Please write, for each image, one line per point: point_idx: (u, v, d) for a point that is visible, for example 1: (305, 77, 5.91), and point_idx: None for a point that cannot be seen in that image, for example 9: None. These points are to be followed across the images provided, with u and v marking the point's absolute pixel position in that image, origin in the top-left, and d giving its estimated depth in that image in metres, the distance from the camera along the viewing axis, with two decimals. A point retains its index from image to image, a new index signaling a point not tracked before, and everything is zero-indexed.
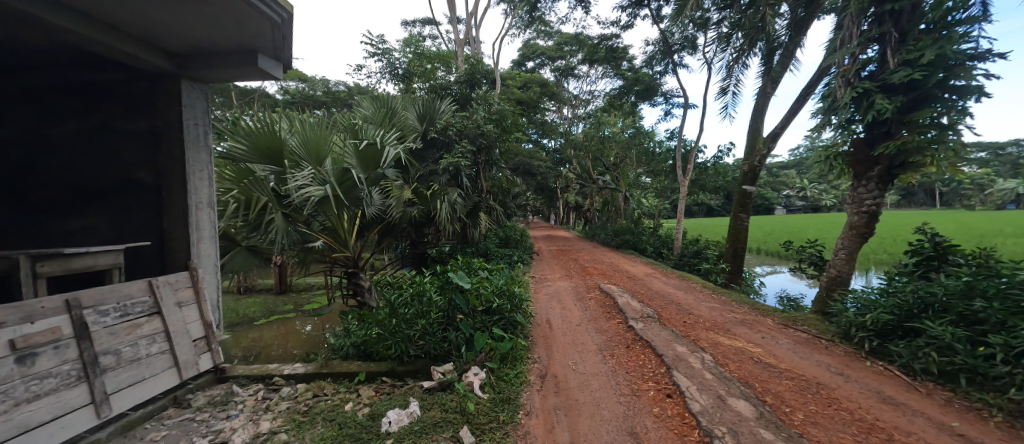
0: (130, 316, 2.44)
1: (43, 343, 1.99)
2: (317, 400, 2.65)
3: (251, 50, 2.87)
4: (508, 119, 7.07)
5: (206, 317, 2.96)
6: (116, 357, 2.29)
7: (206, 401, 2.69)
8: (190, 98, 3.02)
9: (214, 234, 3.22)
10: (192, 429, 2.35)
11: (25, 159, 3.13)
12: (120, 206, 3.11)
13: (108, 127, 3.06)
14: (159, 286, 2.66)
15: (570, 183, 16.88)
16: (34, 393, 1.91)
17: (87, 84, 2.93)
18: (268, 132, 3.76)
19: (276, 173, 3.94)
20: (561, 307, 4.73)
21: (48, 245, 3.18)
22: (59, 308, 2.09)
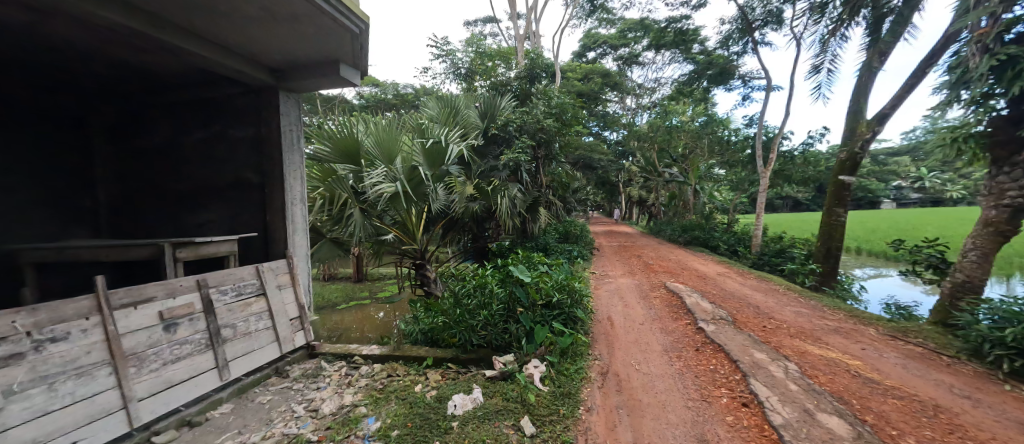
0: (243, 296, 2.86)
1: (181, 315, 2.42)
2: (390, 380, 2.88)
3: (334, 60, 3.17)
4: (569, 112, 6.97)
5: (300, 299, 3.37)
6: (232, 331, 2.71)
7: (300, 372, 3.06)
8: (286, 107, 3.45)
9: (305, 226, 3.63)
10: (289, 396, 2.70)
11: (163, 164, 3.75)
12: (232, 202, 3.59)
13: (224, 135, 3.55)
14: (265, 271, 3.08)
15: (634, 177, 16.17)
16: (176, 356, 2.34)
17: (212, 99, 3.48)
18: (347, 135, 4.16)
19: (354, 171, 4.32)
20: (624, 304, 4.58)
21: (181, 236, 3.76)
22: (193, 287, 2.53)
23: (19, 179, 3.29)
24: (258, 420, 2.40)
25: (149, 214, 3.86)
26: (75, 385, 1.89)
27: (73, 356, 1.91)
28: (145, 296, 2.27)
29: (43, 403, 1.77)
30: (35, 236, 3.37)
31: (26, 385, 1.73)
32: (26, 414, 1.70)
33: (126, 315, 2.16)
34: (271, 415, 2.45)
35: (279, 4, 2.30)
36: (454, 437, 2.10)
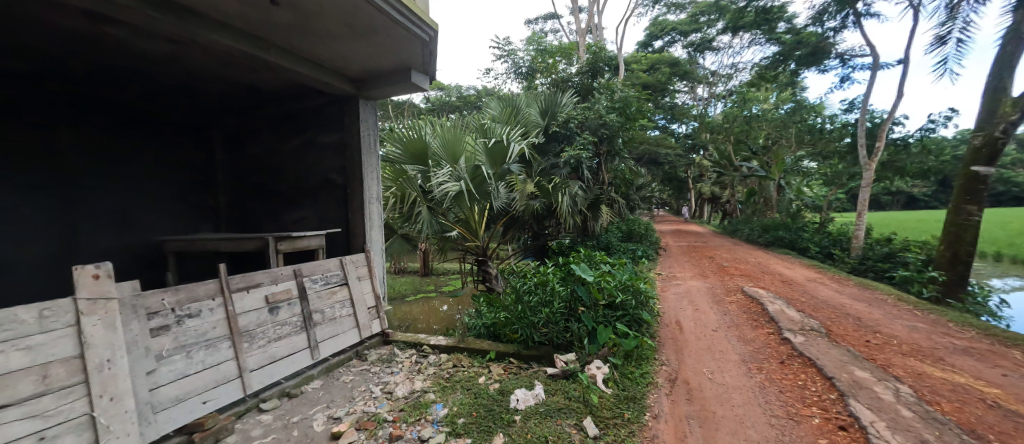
0: (329, 285, 3.20)
1: (281, 300, 2.78)
2: (456, 370, 3.03)
3: (407, 68, 3.39)
4: (633, 106, 6.69)
5: (376, 290, 3.67)
6: (321, 315, 3.05)
7: (377, 357, 3.34)
8: (365, 114, 3.77)
9: (381, 223, 3.94)
10: (368, 378, 2.96)
11: (262, 168, 4.20)
12: (319, 201, 3.94)
13: (312, 141, 3.92)
14: (347, 263, 3.41)
15: (705, 172, 15.02)
16: (278, 335, 2.70)
17: (304, 109, 3.91)
18: (416, 137, 4.44)
19: (422, 172, 4.58)
20: (694, 308, 4.29)
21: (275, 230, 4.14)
22: (291, 275, 2.89)
23: (162, 184, 3.98)
24: (343, 397, 2.67)
25: (258, 215, 4.29)
26: (205, 354, 2.27)
27: (204, 330, 2.29)
28: (254, 282, 2.65)
29: (183, 368, 2.15)
30: (172, 232, 4.03)
31: (172, 352, 2.12)
32: (171, 376, 2.09)
33: (241, 297, 2.53)
34: (353, 394, 2.71)
35: (360, 19, 2.52)
36: (518, 431, 2.14)
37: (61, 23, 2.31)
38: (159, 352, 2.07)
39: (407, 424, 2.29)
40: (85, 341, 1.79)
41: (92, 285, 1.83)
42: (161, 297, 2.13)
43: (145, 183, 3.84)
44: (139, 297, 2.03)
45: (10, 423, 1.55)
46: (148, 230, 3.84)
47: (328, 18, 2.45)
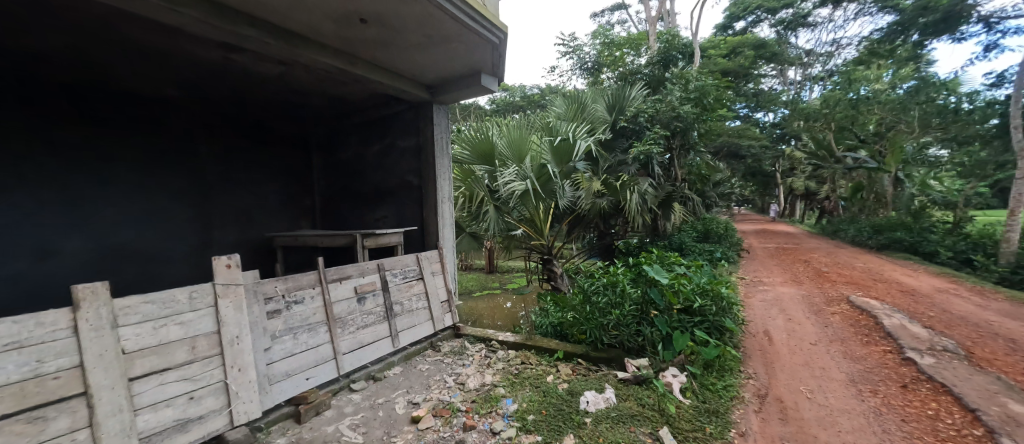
0: (407, 279, 3.44)
1: (367, 291, 3.06)
2: (524, 367, 3.07)
3: (477, 71, 3.51)
4: (711, 95, 6.19)
5: (447, 285, 3.86)
6: (400, 307, 3.30)
7: (449, 349, 3.52)
8: (438, 118, 3.98)
9: (452, 221, 4.14)
10: (442, 368, 3.13)
11: (348, 172, 4.63)
12: (398, 201, 4.25)
13: (392, 145, 4.24)
14: (423, 259, 3.64)
15: (797, 165, 13.34)
16: (364, 323, 2.98)
17: (385, 116, 4.24)
18: (483, 138, 4.58)
19: (488, 172, 4.71)
20: (786, 318, 3.84)
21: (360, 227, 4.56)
22: (375, 269, 3.17)
23: (273, 186, 4.57)
24: (420, 384, 2.85)
25: (347, 214, 4.70)
26: (308, 336, 2.58)
27: (306, 315, 2.61)
28: (345, 274, 2.95)
29: (291, 347, 2.48)
30: (280, 228, 4.62)
31: (282, 332, 2.45)
32: (282, 353, 2.41)
33: (335, 288, 2.84)
34: (429, 382, 2.89)
35: (436, 28, 2.66)
36: (589, 433, 2.11)
37: (199, 54, 2.77)
38: (272, 332, 2.40)
39: (480, 415, 2.38)
40: (219, 319, 2.14)
41: (225, 272, 2.19)
42: (274, 285, 2.47)
43: (260, 185, 4.44)
44: (258, 284, 2.38)
45: (168, 383, 1.91)
46: (262, 226, 4.45)
47: (407, 30, 2.63)
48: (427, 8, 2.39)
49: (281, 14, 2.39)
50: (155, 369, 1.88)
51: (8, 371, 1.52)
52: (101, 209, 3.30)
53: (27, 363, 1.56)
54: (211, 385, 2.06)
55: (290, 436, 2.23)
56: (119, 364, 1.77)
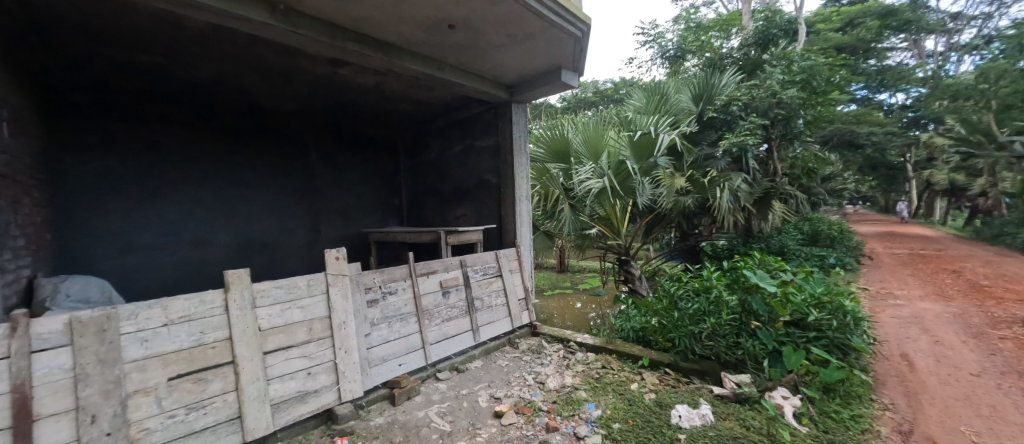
0: (487, 276, 3.55)
1: (451, 286, 3.21)
2: (606, 371, 2.96)
3: (557, 67, 3.47)
4: (823, 76, 5.37)
5: (524, 283, 3.89)
6: (480, 302, 3.40)
7: (526, 347, 3.53)
8: (517, 117, 4.02)
9: (529, 220, 4.16)
10: (521, 366, 3.15)
11: (432, 172, 4.90)
12: (477, 199, 4.38)
13: (471, 145, 4.38)
14: (502, 257, 3.71)
15: (936, 154, 11.02)
16: (448, 316, 3.12)
17: (466, 118, 4.40)
18: (558, 136, 4.52)
19: (563, 169, 4.62)
20: (931, 340, 3.16)
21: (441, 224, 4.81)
22: (458, 265, 3.31)
23: (367, 186, 5.03)
24: (501, 379, 2.90)
25: (430, 212, 4.99)
26: (401, 325, 2.78)
27: (399, 306, 2.81)
28: (432, 269, 3.11)
29: (387, 334, 2.68)
30: (373, 225, 5.06)
31: (380, 320, 2.66)
32: (379, 340, 2.63)
33: (423, 281, 3.03)
34: (509, 378, 2.92)
35: (520, 27, 2.68)
36: None
37: (313, 70, 3.13)
38: (371, 320, 2.62)
39: (562, 417, 2.34)
40: (330, 305, 2.40)
41: (334, 264, 2.45)
42: (373, 277, 2.71)
43: (357, 186, 4.91)
44: (360, 275, 2.62)
45: (292, 359, 2.19)
46: (359, 223, 4.91)
47: (492, 31, 2.69)
48: (512, 8, 2.41)
49: (381, 27, 2.59)
50: (282, 346, 2.17)
51: (182, 339, 1.86)
52: (238, 208, 3.92)
53: (194, 333, 1.90)
54: (324, 364, 2.31)
55: (386, 416, 2.39)
56: (256, 340, 2.06)
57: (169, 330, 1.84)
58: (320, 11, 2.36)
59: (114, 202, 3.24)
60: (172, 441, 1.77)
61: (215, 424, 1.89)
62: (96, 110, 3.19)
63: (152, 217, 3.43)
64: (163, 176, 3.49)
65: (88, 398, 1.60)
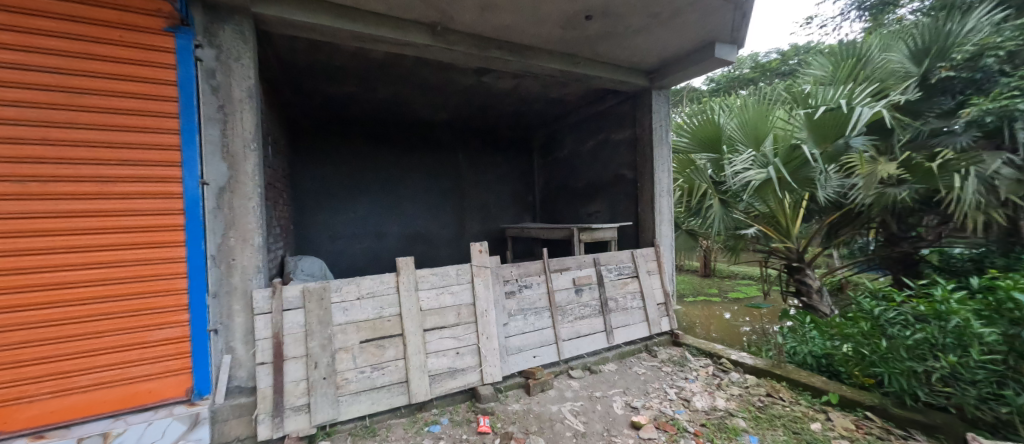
0: (623, 276, 3.36)
1: (584, 284, 3.15)
2: (772, 402, 2.45)
3: (710, 42, 3.03)
4: None
5: (665, 286, 3.55)
6: (615, 303, 3.25)
7: (667, 357, 3.22)
8: (658, 104, 3.69)
9: (671, 218, 3.78)
10: (661, 377, 2.88)
11: (564, 169, 4.92)
12: (612, 195, 4.19)
13: (606, 139, 4.21)
14: (639, 256, 3.47)
15: None
16: (581, 314, 3.08)
17: (600, 112, 4.26)
18: (708, 122, 3.86)
19: (713, 160, 3.98)
20: None
21: (573, 221, 4.77)
22: (591, 263, 3.23)
23: (504, 185, 5.38)
24: (637, 388, 2.71)
25: (562, 208, 5.02)
26: (535, 319, 2.87)
27: (534, 300, 2.90)
28: (565, 266, 3.12)
29: (522, 326, 2.80)
30: (509, 221, 5.39)
31: (516, 311, 2.80)
32: (516, 330, 2.77)
33: (557, 277, 3.06)
34: (647, 388, 2.70)
35: (666, 3, 2.42)
36: None
37: (461, 81, 3.48)
38: (509, 310, 2.78)
39: None
40: (474, 294, 2.63)
41: (478, 256, 2.68)
42: (511, 270, 2.87)
43: (496, 185, 5.30)
44: (500, 268, 2.81)
45: (445, 338, 2.48)
46: (497, 219, 5.30)
47: (633, 13, 2.50)
48: None
49: (520, 31, 2.70)
50: (437, 326, 2.48)
51: (368, 311, 2.31)
52: (405, 205, 4.67)
53: (376, 307, 2.33)
54: (469, 346, 2.55)
55: (522, 404, 2.48)
56: (419, 318, 2.42)
57: (360, 303, 2.30)
58: (469, 26, 2.59)
59: (326, 201, 4.23)
60: (362, 392, 2.21)
61: (390, 383, 2.29)
62: (316, 132, 4.20)
63: (348, 213, 4.36)
64: (355, 181, 4.40)
65: (313, 348, 2.14)
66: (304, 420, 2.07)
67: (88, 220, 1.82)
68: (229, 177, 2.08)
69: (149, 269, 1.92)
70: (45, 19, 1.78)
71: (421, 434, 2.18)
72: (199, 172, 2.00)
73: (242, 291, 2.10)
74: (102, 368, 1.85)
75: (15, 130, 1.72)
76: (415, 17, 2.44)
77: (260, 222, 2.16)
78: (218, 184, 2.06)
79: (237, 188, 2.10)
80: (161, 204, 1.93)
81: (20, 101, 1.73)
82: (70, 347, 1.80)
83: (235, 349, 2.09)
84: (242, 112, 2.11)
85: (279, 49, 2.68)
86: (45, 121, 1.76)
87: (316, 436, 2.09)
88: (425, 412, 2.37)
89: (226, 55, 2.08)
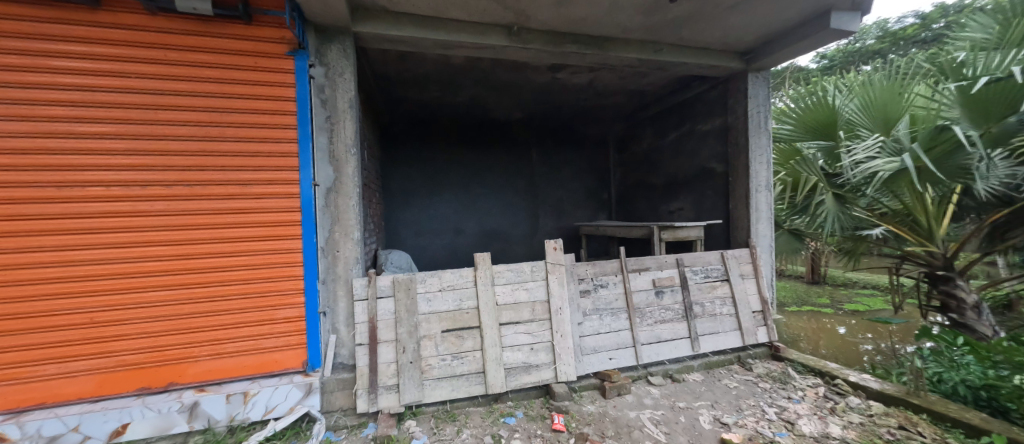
0: (710, 279, 3.08)
1: (666, 286, 2.96)
2: (908, 438, 2.04)
3: (824, 11, 2.62)
4: None
5: (763, 293, 3.17)
6: (701, 309, 3.00)
7: (764, 371, 2.87)
8: (755, 88, 3.29)
9: (770, 215, 3.36)
10: (757, 393, 2.58)
11: (643, 164, 4.67)
12: (698, 191, 3.86)
13: (692, 130, 3.88)
14: (729, 258, 3.16)
15: None
16: (662, 318, 2.89)
17: (685, 101, 3.95)
18: (819, 104, 3.28)
19: (825, 149, 3.40)
20: None
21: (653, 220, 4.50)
22: (674, 263, 3.02)
23: (578, 182, 5.30)
24: (728, 402, 2.47)
25: (640, 206, 4.77)
26: (611, 319, 2.77)
27: (610, 300, 2.80)
28: (644, 265, 2.96)
29: (598, 326, 2.73)
30: (583, 219, 5.30)
31: (592, 311, 2.74)
32: (592, 330, 2.70)
33: (635, 278, 2.91)
34: (740, 404, 2.44)
35: None
36: None
37: (536, 79, 3.50)
38: (584, 310, 2.73)
39: None
40: (549, 291, 2.62)
41: (553, 253, 2.67)
42: (586, 268, 2.80)
43: (569, 182, 5.24)
44: (575, 266, 2.77)
45: (519, 333, 2.53)
46: (570, 216, 5.25)
47: None
48: None
49: (598, 22, 2.62)
50: (512, 321, 2.53)
51: (449, 303, 2.46)
52: (481, 203, 4.86)
53: (455, 299, 2.47)
54: (544, 343, 2.56)
55: (598, 407, 2.42)
56: (495, 312, 2.50)
57: (442, 294, 2.46)
58: (545, 23, 2.59)
59: (411, 200, 4.58)
60: (443, 378, 2.36)
61: (468, 373, 2.40)
62: (402, 136, 4.55)
63: (430, 211, 4.67)
64: (436, 180, 4.69)
65: (401, 334, 2.34)
66: (395, 399, 2.27)
67: (233, 216, 2.19)
68: (334, 179, 2.37)
69: (277, 257, 2.26)
70: (202, 53, 2.15)
71: (497, 424, 2.25)
72: (312, 175, 2.31)
73: (344, 280, 2.39)
74: (243, 338, 2.22)
75: (184, 145, 2.12)
76: (492, 19, 2.51)
77: (359, 218, 2.42)
78: (326, 185, 2.36)
79: (340, 188, 2.38)
80: (285, 202, 2.27)
81: (188, 121, 2.13)
82: (220, 319, 2.19)
83: (339, 329, 2.39)
84: (344, 121, 2.39)
85: (373, 62, 2.96)
86: (204, 137, 2.15)
87: (404, 415, 2.29)
88: (501, 404, 2.44)
89: (332, 72, 2.37)
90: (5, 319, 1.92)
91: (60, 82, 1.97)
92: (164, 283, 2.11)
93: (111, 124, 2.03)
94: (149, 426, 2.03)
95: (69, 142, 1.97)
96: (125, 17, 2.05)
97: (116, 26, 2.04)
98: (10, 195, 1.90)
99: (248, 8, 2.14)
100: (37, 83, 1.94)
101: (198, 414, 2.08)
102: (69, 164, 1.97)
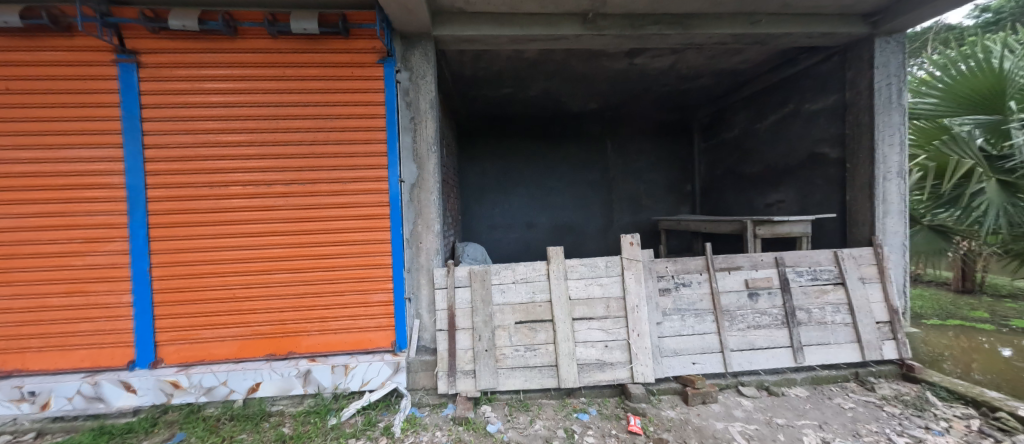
0: (819, 282, 2.68)
1: (762, 287, 2.64)
2: None
3: None
4: None
5: (892, 301, 2.65)
6: (807, 315, 2.62)
7: (892, 394, 2.41)
8: (884, 56, 2.75)
9: (904, 208, 2.79)
10: (882, 419, 2.17)
11: (734, 152, 4.20)
12: (803, 181, 3.36)
13: (797, 112, 3.38)
14: (845, 258, 2.71)
15: None
16: (757, 323, 2.60)
17: (787, 78, 3.46)
18: (982, 69, 2.61)
19: (988, 124, 2.72)
20: None
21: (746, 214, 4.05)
22: (773, 263, 2.68)
23: (657, 174, 4.98)
24: (842, 425, 2.13)
25: (730, 198, 4.32)
26: (695, 321, 2.56)
27: (694, 300, 2.59)
28: (735, 264, 2.68)
29: (679, 327, 2.55)
30: (662, 212, 4.97)
31: (673, 311, 2.56)
32: (672, 331, 2.53)
33: (723, 277, 2.65)
34: (858, 429, 2.10)
35: None
36: None
37: (612, 67, 3.36)
38: (664, 309, 2.56)
39: None
40: (625, 287, 2.51)
41: (629, 249, 2.55)
42: (666, 265, 2.63)
43: (647, 174, 4.96)
44: (654, 263, 2.61)
45: (593, 329, 2.47)
46: (648, 211, 4.97)
47: None
48: None
49: None
50: (586, 316, 2.48)
51: (523, 295, 2.50)
52: (553, 197, 4.84)
53: (528, 291, 2.50)
54: (619, 341, 2.47)
55: (678, 413, 2.26)
56: (568, 306, 2.48)
57: (516, 286, 2.51)
58: (622, 6, 2.47)
59: (485, 195, 4.74)
60: (517, 369, 2.42)
61: (541, 365, 2.43)
62: (476, 133, 4.72)
63: (503, 205, 4.77)
64: (508, 175, 4.77)
65: (477, 323, 2.44)
66: (471, 384, 2.39)
67: (333, 211, 2.49)
68: (418, 175, 2.55)
69: (370, 247, 2.51)
70: (310, 67, 2.46)
71: (570, 419, 2.23)
72: (399, 172, 2.52)
73: (426, 269, 2.56)
74: (343, 317, 2.52)
75: (297, 148, 2.46)
76: (566, 9, 2.47)
77: (438, 212, 2.57)
78: (411, 181, 2.55)
79: (422, 184, 2.55)
80: (376, 197, 2.50)
81: (300, 128, 2.46)
82: (326, 299, 2.51)
83: (422, 315, 2.58)
84: (426, 121, 2.55)
85: (451, 63, 3.11)
86: (312, 141, 2.47)
87: (480, 399, 2.38)
88: (573, 399, 2.41)
89: (415, 75, 2.54)
90: (177, 292, 2.43)
91: (210, 100, 2.41)
92: (284, 267, 2.48)
93: (245, 133, 2.43)
94: (274, 386, 2.40)
95: (215, 150, 2.41)
96: (253, 42, 2.43)
97: (248, 51, 2.43)
98: (178, 194, 2.39)
99: (346, 24, 2.39)
100: (195, 102, 2.40)
101: (311, 380, 2.41)
102: (216, 167, 2.41)
